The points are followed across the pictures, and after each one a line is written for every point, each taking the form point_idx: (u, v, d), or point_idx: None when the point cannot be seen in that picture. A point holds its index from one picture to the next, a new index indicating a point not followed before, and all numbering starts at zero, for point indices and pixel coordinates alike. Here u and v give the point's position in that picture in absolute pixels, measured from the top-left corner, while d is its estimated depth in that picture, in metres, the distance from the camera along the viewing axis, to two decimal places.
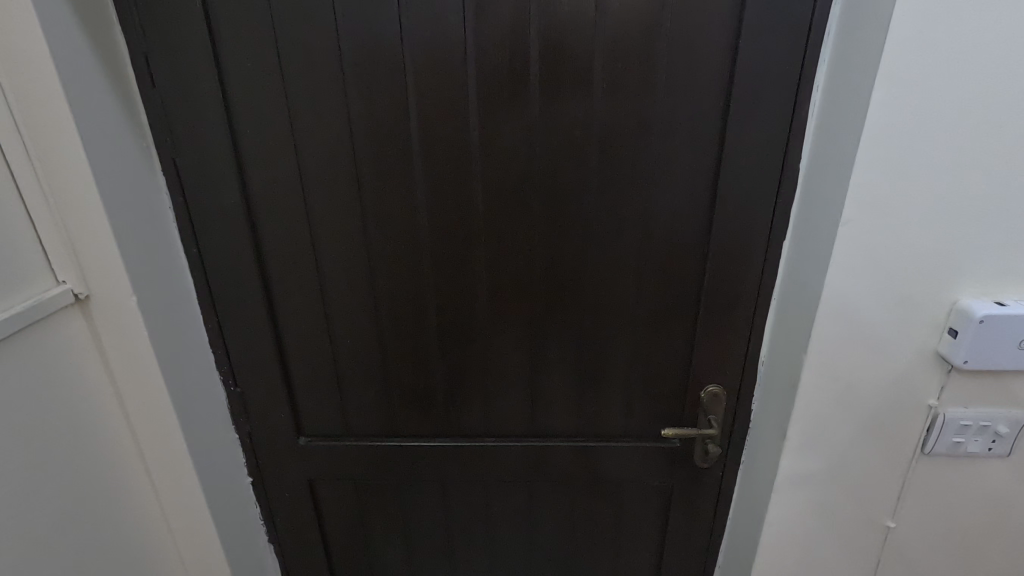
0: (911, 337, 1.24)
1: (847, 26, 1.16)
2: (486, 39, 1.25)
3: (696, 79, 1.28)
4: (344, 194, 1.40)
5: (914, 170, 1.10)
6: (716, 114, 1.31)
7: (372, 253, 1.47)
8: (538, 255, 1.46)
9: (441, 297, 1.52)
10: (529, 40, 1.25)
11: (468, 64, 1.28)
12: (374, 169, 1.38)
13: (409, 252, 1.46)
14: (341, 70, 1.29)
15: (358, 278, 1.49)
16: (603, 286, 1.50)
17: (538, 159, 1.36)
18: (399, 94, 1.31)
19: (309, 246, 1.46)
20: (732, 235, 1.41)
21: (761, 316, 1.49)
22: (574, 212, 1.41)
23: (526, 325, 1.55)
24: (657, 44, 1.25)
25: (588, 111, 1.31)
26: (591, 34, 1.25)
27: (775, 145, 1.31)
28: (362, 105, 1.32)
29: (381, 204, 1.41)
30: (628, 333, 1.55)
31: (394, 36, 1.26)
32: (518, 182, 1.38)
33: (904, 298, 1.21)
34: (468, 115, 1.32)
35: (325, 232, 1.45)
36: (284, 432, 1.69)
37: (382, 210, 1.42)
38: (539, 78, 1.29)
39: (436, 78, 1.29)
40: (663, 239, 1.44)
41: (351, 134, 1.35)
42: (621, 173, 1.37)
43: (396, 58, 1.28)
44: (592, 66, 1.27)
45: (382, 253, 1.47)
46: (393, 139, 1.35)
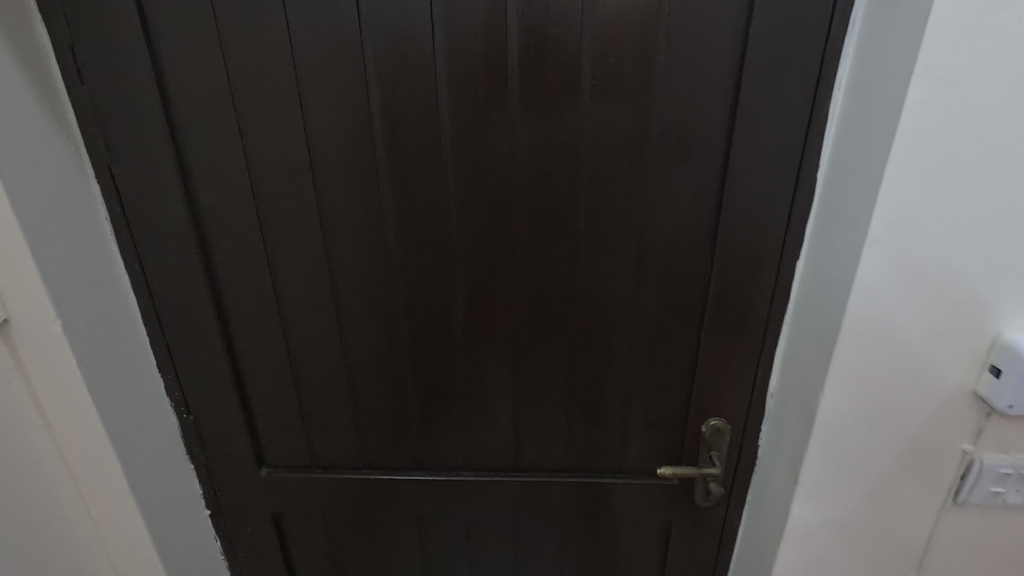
0: (949, 371, 1.07)
1: (875, 19, 0.99)
2: (458, 32, 1.09)
3: (698, 80, 1.12)
4: (302, 207, 1.25)
5: (954, 184, 0.94)
6: (721, 120, 1.14)
7: (335, 272, 1.31)
8: (521, 274, 1.31)
9: (413, 320, 1.36)
10: (508, 34, 1.09)
11: (438, 61, 1.12)
12: (334, 180, 1.22)
13: (377, 271, 1.31)
14: (294, 68, 1.13)
15: (320, 299, 1.34)
16: (595, 309, 1.34)
17: (520, 166, 1.20)
18: (360, 95, 1.15)
19: (264, 264, 1.31)
20: (738, 254, 1.25)
21: (770, 345, 1.33)
22: (562, 226, 1.26)
23: (509, 349, 1.39)
24: (654, 39, 1.09)
25: (575, 114, 1.15)
26: (578, 25, 1.08)
27: (788, 154, 1.15)
28: (319, 108, 1.16)
29: (344, 219, 1.26)
30: (622, 361, 1.40)
31: (353, 29, 1.10)
32: (498, 192, 1.22)
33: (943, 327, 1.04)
34: (439, 118, 1.16)
35: (282, 249, 1.29)
36: (245, 463, 1.54)
37: (345, 224, 1.26)
38: (520, 77, 1.12)
39: (403, 75, 1.13)
40: (660, 258, 1.28)
41: (307, 140, 1.19)
42: (614, 184, 1.21)
43: (355, 54, 1.12)
44: (580, 63, 1.11)
45: (347, 272, 1.31)
46: (356, 146, 1.19)
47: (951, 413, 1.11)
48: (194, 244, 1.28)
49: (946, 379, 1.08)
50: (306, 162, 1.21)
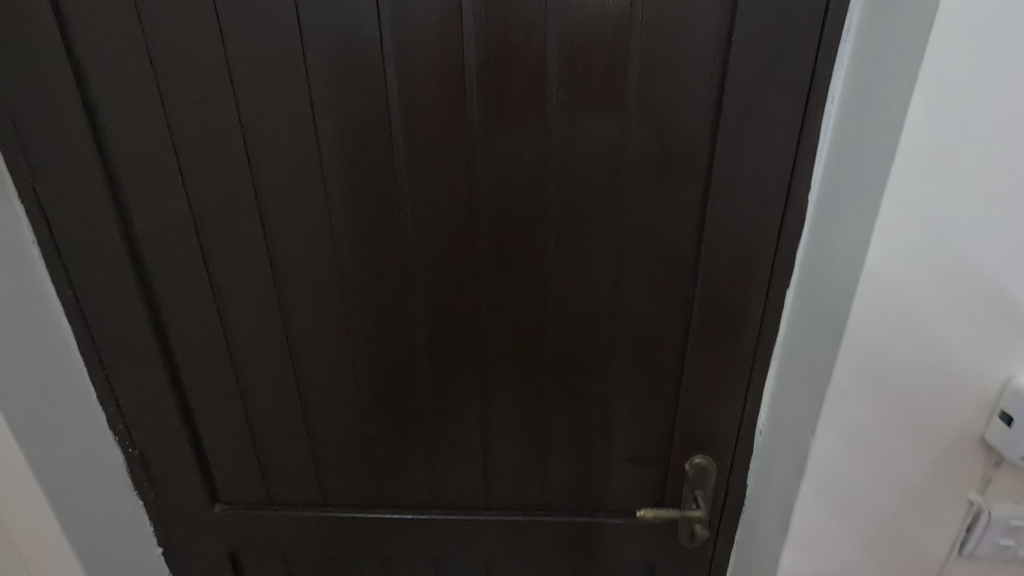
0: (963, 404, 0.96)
1: (872, 25, 0.88)
2: (409, 38, 0.98)
3: (677, 92, 1.01)
4: (246, 230, 1.14)
5: (962, 211, 0.84)
6: (703, 136, 1.04)
7: (285, 299, 1.21)
8: (486, 301, 1.20)
9: (372, 350, 1.26)
10: (464, 40, 0.98)
11: (388, 70, 1.01)
12: (280, 200, 1.12)
13: (330, 297, 1.20)
14: (230, 79, 1.02)
15: (270, 327, 1.23)
16: (569, 338, 1.24)
17: (482, 187, 1.09)
18: (304, 108, 1.04)
19: (208, 290, 1.20)
20: (722, 281, 1.14)
21: (759, 377, 1.23)
22: (529, 250, 1.15)
23: (476, 381, 1.28)
24: (628, 47, 0.98)
25: (541, 129, 1.04)
26: (542, 31, 0.97)
27: (776, 174, 1.04)
28: (259, 122, 1.05)
29: (292, 242, 1.15)
30: (599, 393, 1.29)
31: (292, 35, 0.99)
32: (459, 214, 1.12)
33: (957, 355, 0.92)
34: (392, 133, 1.05)
35: (227, 275, 1.19)
36: (196, 499, 1.43)
37: (294, 248, 1.16)
38: (479, 88, 1.01)
39: (349, 87, 1.02)
40: (638, 284, 1.17)
41: (249, 157, 1.08)
42: (586, 204, 1.11)
43: (297, 63, 1.01)
44: (545, 72, 1.00)
45: (298, 299, 1.21)
46: (302, 164, 1.08)
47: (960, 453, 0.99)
48: (130, 268, 1.18)
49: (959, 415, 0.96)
50: (248, 181, 1.10)
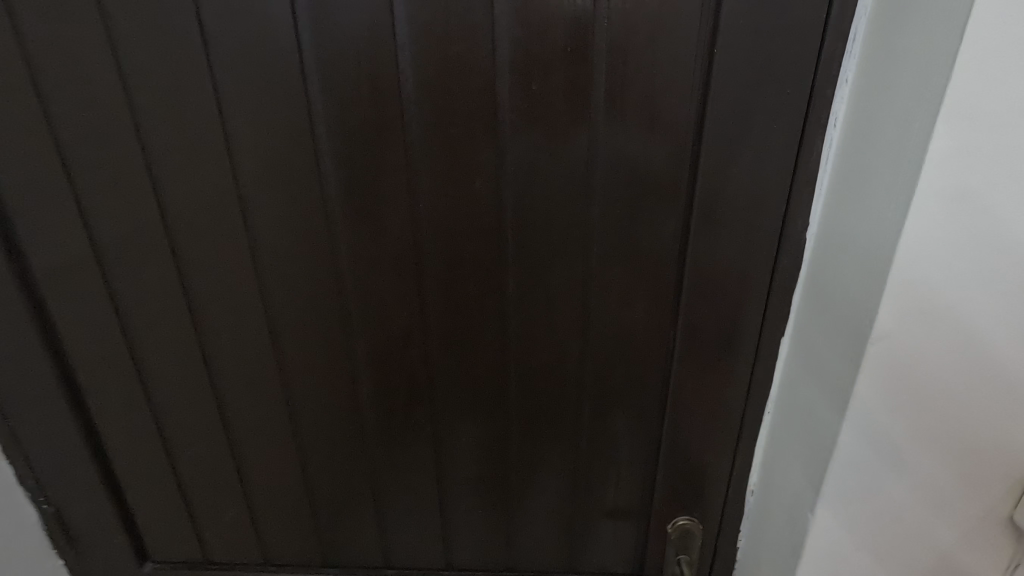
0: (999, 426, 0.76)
1: (881, 35, 0.72)
2: (333, 50, 0.83)
3: (651, 113, 0.85)
4: (159, 269, 0.99)
5: (995, 262, 0.69)
6: (682, 165, 0.88)
7: (210, 345, 1.06)
8: (438, 345, 1.06)
9: (311, 401, 1.11)
10: (398, 51, 0.83)
11: (310, 86, 0.85)
12: (196, 236, 0.96)
13: (261, 343, 1.05)
14: (127, 98, 0.87)
15: (196, 376, 1.09)
16: (534, 387, 1.09)
17: (427, 219, 0.94)
18: (216, 131, 0.89)
19: (123, 336, 1.05)
20: (708, 328, 0.99)
21: (749, 435, 1.07)
22: (485, 290, 1.00)
23: (430, 432, 1.14)
24: (592, 59, 0.82)
25: (494, 154, 0.89)
26: (489, 40, 0.82)
27: (769, 208, 0.88)
28: (167, 148, 0.90)
29: (213, 283, 1.00)
30: (570, 445, 1.14)
31: (195, 46, 0.83)
32: (403, 250, 0.97)
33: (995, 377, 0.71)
34: (319, 159, 0.90)
35: (142, 318, 1.04)
36: (121, 561, 1.28)
37: (216, 289, 1.01)
38: (418, 107, 0.86)
39: (268, 105, 0.87)
40: (609, 328, 1.03)
41: (156, 187, 0.93)
42: (548, 240, 0.95)
43: (203, 80, 0.85)
44: (494, 89, 0.85)
45: (224, 345, 1.06)
46: (218, 195, 0.93)
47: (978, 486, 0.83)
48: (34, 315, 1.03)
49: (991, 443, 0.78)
50: (157, 215, 0.95)
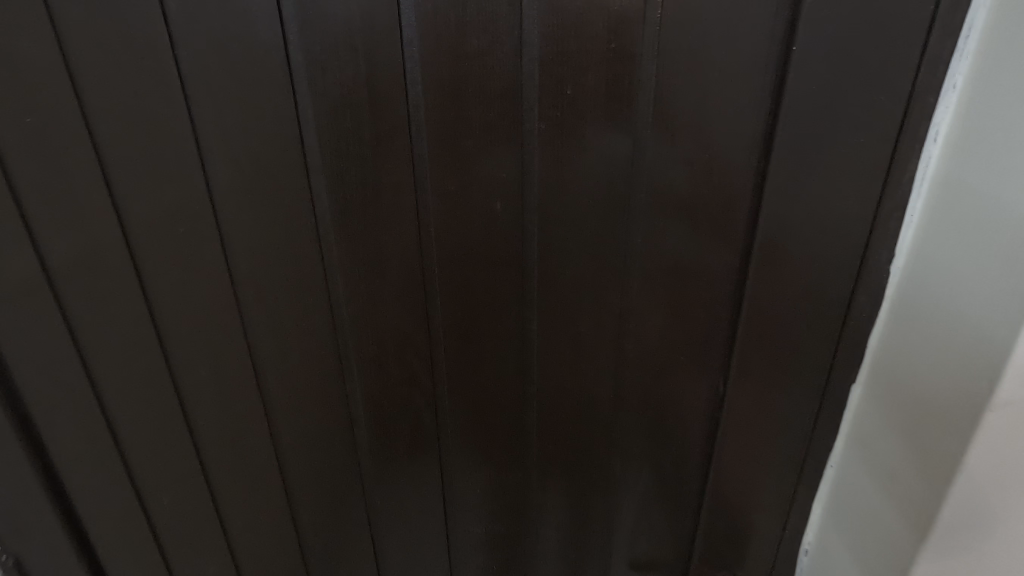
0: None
1: (1012, 38, 0.60)
2: (324, 43, 0.67)
3: (713, 123, 0.70)
4: (110, 351, 0.62)
5: None
6: (745, 187, 0.73)
7: (207, 445, 0.74)
8: (445, 386, 0.92)
9: (310, 480, 0.90)
10: (403, 45, 0.68)
11: (298, 91, 0.69)
12: (177, 298, 0.67)
13: (260, 423, 0.80)
14: (78, 100, 0.54)
15: (188, 495, 0.74)
16: (557, 437, 0.95)
17: (437, 246, 0.80)
18: (192, 155, 0.64)
19: (102, 460, 0.64)
20: (762, 373, 0.85)
21: (805, 488, 0.94)
22: (503, 326, 0.86)
23: (437, 482, 1.00)
24: (640, 56, 0.67)
25: (517, 171, 0.74)
26: (517, 43, 0.67)
27: (841, 237, 0.75)
28: (134, 179, 0.60)
29: (203, 360, 0.71)
30: (596, 502, 1.00)
31: (156, 40, 0.58)
32: (408, 281, 0.83)
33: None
34: (309, 179, 0.74)
35: (58, 443, 0.60)
36: None
37: (207, 367, 0.72)
38: (428, 115, 0.71)
39: (247, 120, 0.67)
40: (648, 372, 0.88)
41: (125, 234, 0.61)
42: (580, 273, 0.81)
43: (170, 86, 0.60)
44: (521, 92, 0.69)
45: (218, 444, 0.76)
46: (198, 238, 0.67)
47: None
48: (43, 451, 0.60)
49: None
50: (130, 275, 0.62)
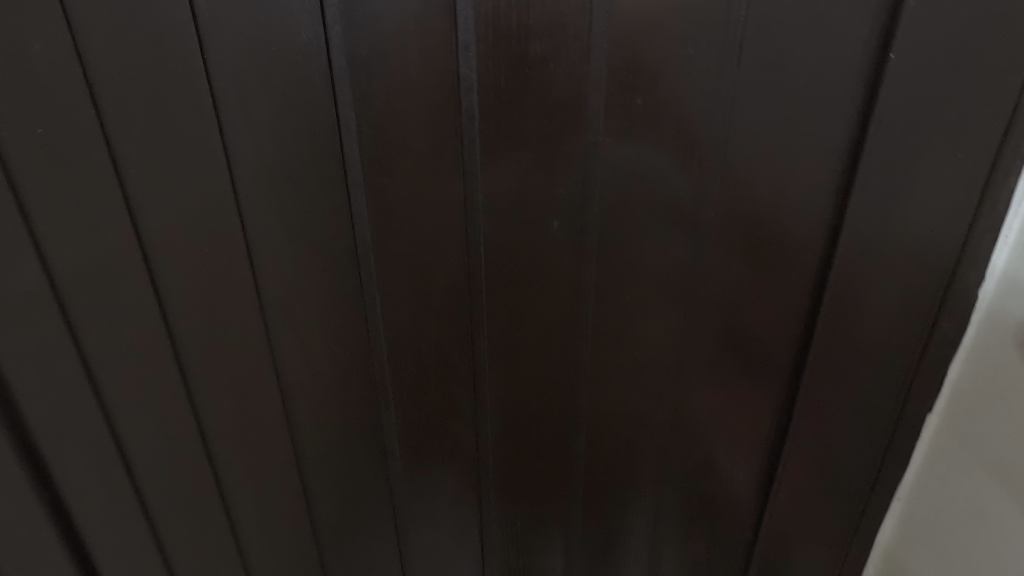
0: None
1: None
2: (374, 49, 0.61)
3: (795, 135, 0.65)
4: (127, 370, 0.58)
5: None
6: (823, 203, 0.68)
7: (226, 467, 0.71)
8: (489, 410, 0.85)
9: (338, 506, 0.86)
10: (458, 50, 0.61)
11: (340, 101, 0.64)
12: (199, 314, 0.63)
13: (282, 446, 0.77)
14: (92, 101, 0.51)
15: (206, 526, 0.69)
16: (604, 468, 0.90)
17: (488, 266, 0.74)
18: (218, 166, 0.60)
19: (116, 488, 0.59)
20: (829, 396, 0.79)
21: (869, 521, 0.89)
22: (554, 350, 0.80)
23: (473, 510, 0.93)
24: (721, 63, 0.61)
25: (578, 187, 0.68)
26: (589, 52, 0.61)
27: (927, 257, 0.71)
28: (152, 187, 0.56)
29: (223, 379, 0.68)
30: (642, 530, 0.94)
31: (184, 42, 0.55)
32: (454, 303, 0.76)
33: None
34: (349, 196, 0.69)
35: (71, 491, 0.55)
36: None
37: (228, 385, 0.68)
38: (483, 127, 0.65)
39: (297, 128, 0.63)
40: (707, 396, 0.82)
41: (142, 244, 0.57)
42: (642, 297, 0.75)
43: (198, 93, 0.57)
44: (586, 101, 0.63)
45: (238, 467, 0.72)
46: (223, 251, 0.63)
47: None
48: (53, 487, 0.55)
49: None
50: (146, 288, 0.58)
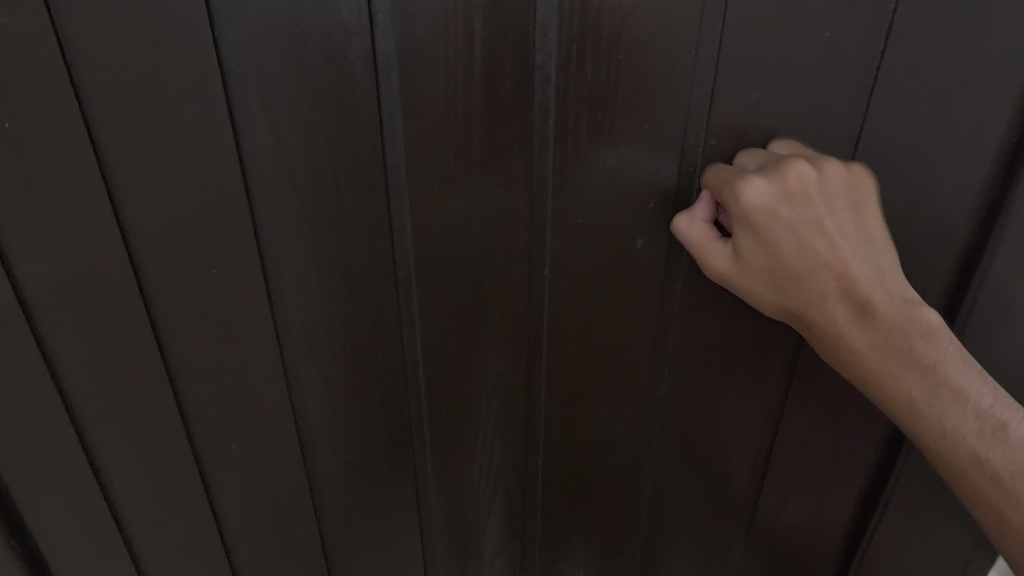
0: (828, 232, 0.49)
1: None
2: (433, 48, 0.50)
3: (939, 142, 0.51)
4: (111, 392, 0.50)
5: None
6: (962, 227, 0.54)
7: (229, 508, 0.61)
8: (540, 443, 0.73)
9: (360, 561, 0.74)
10: (535, 28, 0.50)
11: (385, 93, 0.51)
12: (203, 344, 0.54)
13: (300, 491, 0.66)
14: (76, 92, 0.42)
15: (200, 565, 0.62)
16: (671, 521, 0.77)
17: (552, 285, 0.62)
18: (232, 170, 0.49)
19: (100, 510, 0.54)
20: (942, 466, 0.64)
21: None
22: (622, 380, 0.67)
23: (514, 547, 0.81)
24: (862, 51, 0.49)
25: (672, 205, 0.56)
26: (700, 59, 0.49)
27: None
28: (143, 187, 0.46)
29: (228, 416, 0.57)
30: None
31: (191, 14, 0.43)
32: (509, 326, 0.64)
33: (769, 159, 0.51)
34: (390, 208, 0.56)
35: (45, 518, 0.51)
36: None
37: (233, 422, 0.58)
38: (559, 127, 0.53)
39: (331, 139, 0.51)
40: (797, 443, 0.67)
41: (129, 251, 0.47)
42: (736, 332, 0.62)
43: (206, 78, 0.45)
44: (689, 96, 0.51)
45: (245, 511, 0.63)
46: (233, 271, 0.52)
47: (952, 391, 0.49)
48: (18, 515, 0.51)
49: (886, 279, 0.50)
50: (137, 304, 0.49)
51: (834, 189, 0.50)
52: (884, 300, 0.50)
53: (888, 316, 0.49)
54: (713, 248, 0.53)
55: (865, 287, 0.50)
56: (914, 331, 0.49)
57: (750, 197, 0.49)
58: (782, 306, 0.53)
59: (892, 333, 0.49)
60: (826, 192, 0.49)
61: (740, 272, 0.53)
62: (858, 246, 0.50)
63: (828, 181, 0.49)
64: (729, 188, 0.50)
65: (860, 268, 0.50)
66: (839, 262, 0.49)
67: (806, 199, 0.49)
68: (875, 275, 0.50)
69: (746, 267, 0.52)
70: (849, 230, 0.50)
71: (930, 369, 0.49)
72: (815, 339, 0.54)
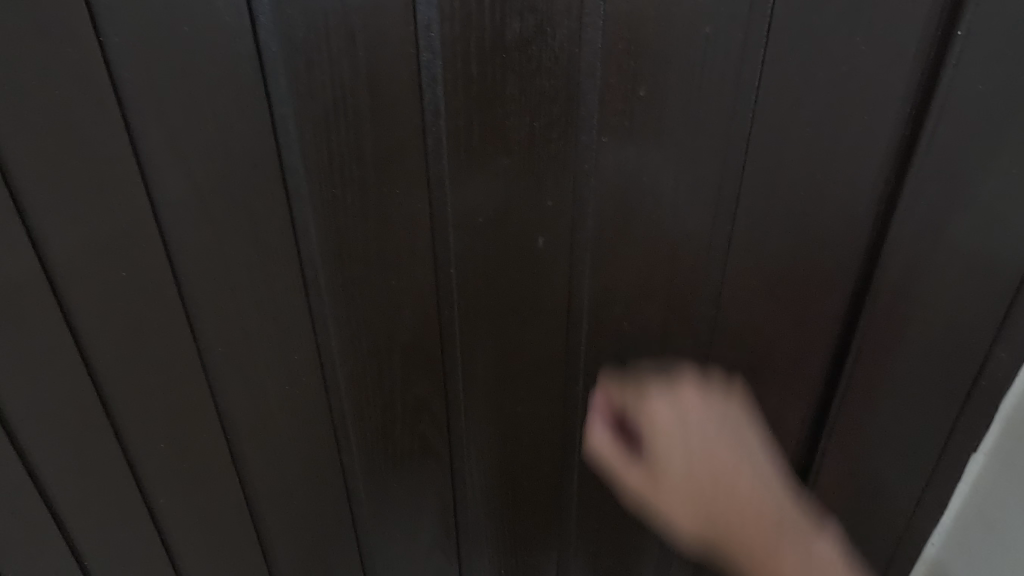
0: (728, 454, 0.53)
1: None
2: (321, 55, 0.49)
3: (834, 139, 0.52)
4: (42, 408, 0.49)
5: None
6: (864, 219, 0.55)
7: (170, 518, 0.61)
8: (467, 431, 0.72)
9: (298, 565, 0.74)
10: (417, 28, 0.50)
11: (274, 95, 0.50)
12: (126, 348, 0.52)
13: (234, 503, 0.65)
14: None
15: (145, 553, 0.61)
16: (605, 509, 0.78)
17: (465, 276, 0.62)
18: (132, 177, 0.47)
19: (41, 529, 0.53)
20: (855, 441, 0.66)
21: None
22: (542, 366, 0.68)
23: (452, 531, 0.81)
24: (744, 48, 0.49)
25: (569, 205, 0.58)
26: (579, 60, 0.51)
27: (969, 316, 0.58)
28: (56, 203, 0.45)
29: (161, 427, 0.57)
30: (645, 556, 0.82)
31: (71, 19, 0.41)
32: (424, 319, 0.64)
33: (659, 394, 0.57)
34: (291, 208, 0.56)
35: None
36: None
37: (163, 435, 0.57)
38: (452, 126, 0.54)
39: (224, 143, 0.50)
40: None
41: (45, 267, 0.46)
42: (646, 330, 0.64)
43: (97, 87, 0.44)
44: (577, 95, 0.52)
45: (185, 522, 0.63)
46: (144, 280, 0.51)
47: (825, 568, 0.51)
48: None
49: (770, 479, 0.54)
50: (56, 320, 0.48)
51: (728, 429, 0.55)
52: (772, 495, 0.53)
53: (766, 505, 0.52)
54: (629, 451, 0.56)
55: (764, 498, 0.53)
56: (794, 529, 0.53)
57: (658, 421, 0.55)
58: (703, 525, 0.53)
59: (780, 522, 0.52)
60: (719, 419, 0.55)
61: (655, 471, 0.54)
62: (756, 466, 0.54)
63: (722, 416, 0.56)
64: (633, 404, 0.58)
65: (755, 478, 0.53)
66: (736, 468, 0.53)
67: (700, 412, 0.55)
68: (768, 483, 0.54)
69: (663, 485, 0.54)
70: (741, 447, 0.55)
71: (806, 550, 0.52)
72: (731, 567, 0.54)
